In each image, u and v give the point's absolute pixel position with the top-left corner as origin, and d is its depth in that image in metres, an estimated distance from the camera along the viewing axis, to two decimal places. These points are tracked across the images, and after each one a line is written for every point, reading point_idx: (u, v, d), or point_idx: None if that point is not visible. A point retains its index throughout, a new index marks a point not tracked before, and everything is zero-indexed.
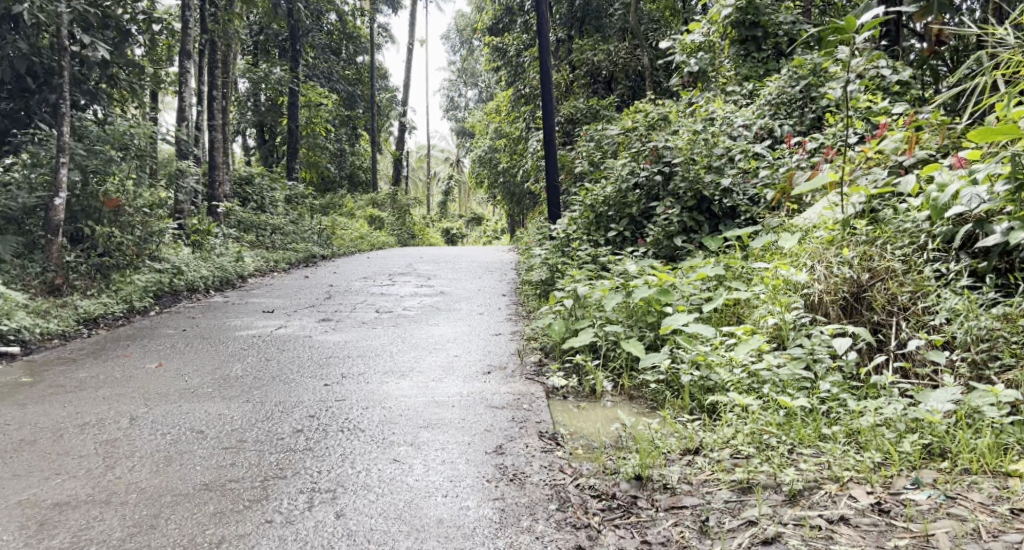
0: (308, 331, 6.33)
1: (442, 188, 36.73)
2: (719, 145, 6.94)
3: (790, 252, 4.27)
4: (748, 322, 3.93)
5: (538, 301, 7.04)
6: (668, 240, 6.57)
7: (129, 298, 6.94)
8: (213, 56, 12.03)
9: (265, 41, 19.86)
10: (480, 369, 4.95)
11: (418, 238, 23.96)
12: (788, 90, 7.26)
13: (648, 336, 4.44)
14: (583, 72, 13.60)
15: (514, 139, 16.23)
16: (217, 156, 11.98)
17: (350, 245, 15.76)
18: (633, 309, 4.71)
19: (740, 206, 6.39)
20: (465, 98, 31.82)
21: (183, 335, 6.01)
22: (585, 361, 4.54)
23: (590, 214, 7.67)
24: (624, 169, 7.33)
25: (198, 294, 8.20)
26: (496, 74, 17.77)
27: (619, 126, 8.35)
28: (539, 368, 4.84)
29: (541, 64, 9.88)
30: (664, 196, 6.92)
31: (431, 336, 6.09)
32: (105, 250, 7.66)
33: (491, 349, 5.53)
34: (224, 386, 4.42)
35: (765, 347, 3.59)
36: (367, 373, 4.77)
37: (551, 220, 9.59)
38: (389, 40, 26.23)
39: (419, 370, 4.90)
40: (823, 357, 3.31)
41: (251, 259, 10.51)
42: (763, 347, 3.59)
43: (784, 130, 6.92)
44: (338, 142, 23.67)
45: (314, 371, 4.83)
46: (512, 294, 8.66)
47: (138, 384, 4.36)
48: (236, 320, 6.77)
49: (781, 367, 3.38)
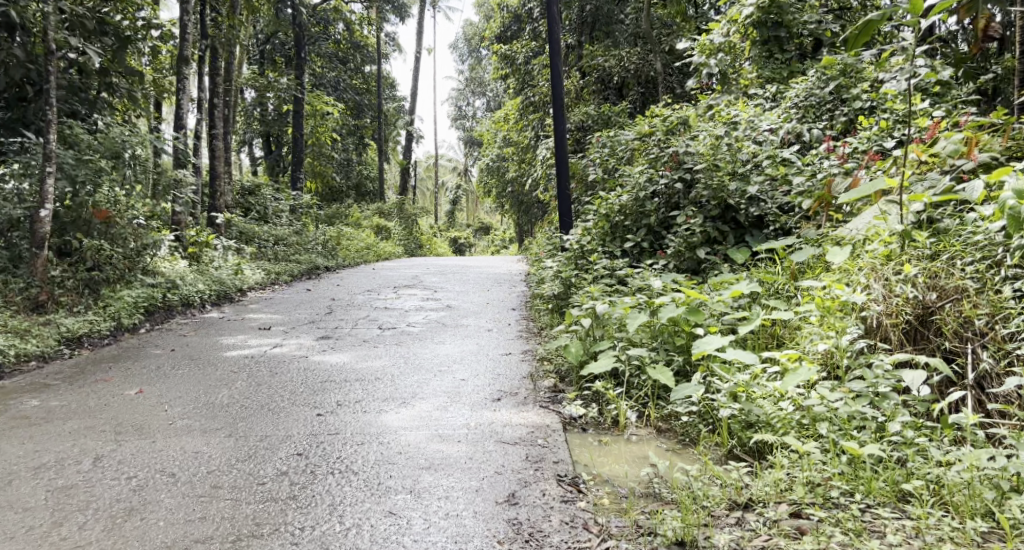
0: (305, 351, 5.90)
1: (450, 197, 36.48)
2: (743, 151, 6.50)
3: (838, 268, 3.84)
4: (792, 348, 3.52)
5: (551, 318, 6.61)
6: (691, 252, 6.14)
7: (117, 315, 6.55)
8: (215, 64, 11.67)
9: (271, 50, 19.58)
10: (490, 395, 4.50)
11: (425, 248, 23.62)
12: (817, 91, 6.84)
13: (676, 361, 4.03)
14: (594, 78, 13.18)
15: (523, 148, 15.83)
16: (218, 166, 11.66)
17: (355, 256, 15.40)
18: (659, 330, 4.29)
19: (768, 215, 5.95)
20: (472, 107, 31.58)
21: (171, 356, 5.60)
22: (606, 389, 4.11)
23: (605, 223, 7.22)
24: (642, 176, 6.94)
25: (193, 309, 7.83)
26: (505, 82, 17.43)
27: (635, 131, 8.01)
28: (554, 395, 4.41)
29: (554, 68, 9.52)
30: (686, 205, 6.50)
31: (436, 356, 5.66)
32: (95, 264, 7.28)
33: (502, 371, 5.11)
34: (208, 416, 4.01)
35: (816, 378, 3.19)
36: (365, 401, 4.34)
37: (563, 231, 9.15)
38: (396, 50, 25.98)
39: (422, 397, 4.46)
40: (889, 393, 2.92)
41: (252, 272, 10.14)
42: (814, 379, 3.19)
43: (814, 133, 6.44)
44: (345, 152, 23.39)
45: (307, 398, 4.40)
46: (523, 308, 8.24)
47: (111, 415, 3.94)
48: (229, 338, 6.35)
49: (838, 404, 3.00)
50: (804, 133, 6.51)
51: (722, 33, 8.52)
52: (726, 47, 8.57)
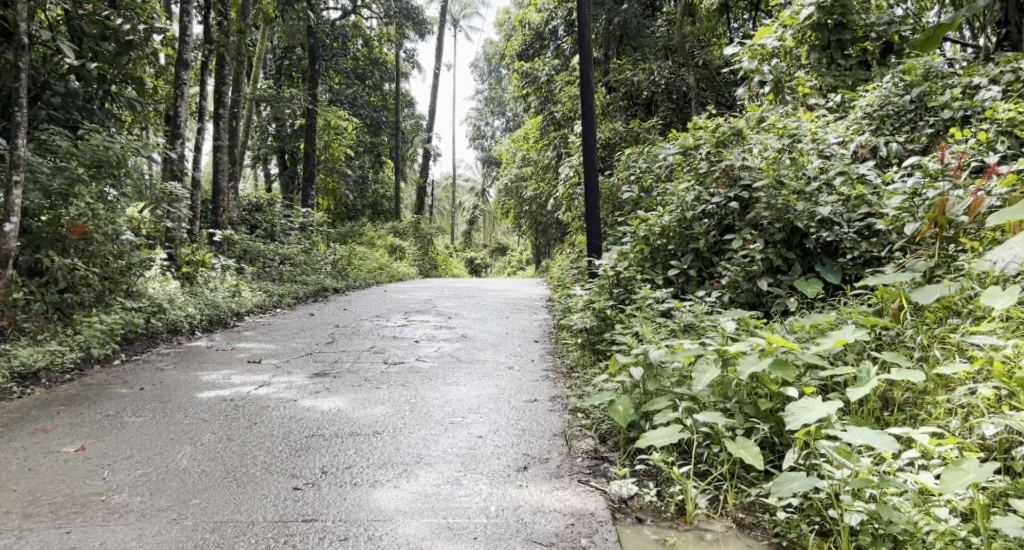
0: (295, 392, 5.00)
1: (466, 217, 35.65)
2: (809, 167, 5.67)
3: (997, 319, 3.13)
4: (949, 431, 2.76)
5: (582, 356, 5.71)
6: (750, 282, 5.34)
7: (85, 344, 5.72)
8: (221, 72, 10.89)
9: (289, 65, 18.86)
10: (512, 462, 3.59)
11: (440, 269, 22.82)
12: (895, 99, 5.92)
13: (761, 432, 3.14)
14: (621, 94, 12.24)
15: (543, 168, 14.93)
16: (222, 180, 11.01)
17: (366, 277, 14.61)
18: (734, 387, 3.41)
19: (844, 242, 5.12)
20: (491, 127, 30.86)
21: (135, 396, 4.76)
22: (667, 465, 3.20)
23: (644, 247, 6.31)
24: (688, 194, 6.13)
25: (180, 337, 7.06)
26: (525, 100, 16.67)
27: (677, 144, 7.14)
28: (595, 465, 3.53)
29: (585, 76, 8.66)
30: (742, 227, 5.70)
31: (449, 403, 4.73)
32: (69, 284, 6.46)
33: (528, 424, 4.25)
34: (155, 485, 3.15)
35: (1002, 486, 2.48)
36: (356, 467, 3.46)
37: (593, 254, 8.26)
38: (414, 67, 25.36)
39: (429, 462, 3.56)
40: None
41: (252, 295, 9.36)
42: (1000, 487, 2.48)
43: (893, 147, 5.59)
44: (360, 169, 22.65)
45: (285, 461, 3.52)
46: (547, 340, 7.39)
47: (30, 482, 3.12)
48: (208, 373, 5.50)
49: None
50: (881, 148, 5.65)
51: (777, 36, 7.66)
52: (780, 52, 7.72)
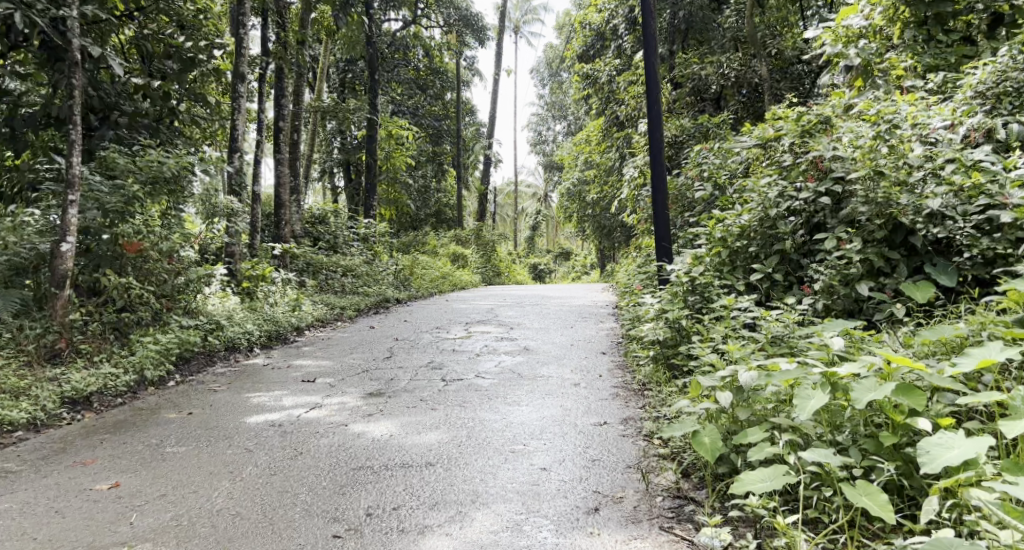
0: (347, 415, 4.69)
1: (530, 223, 35.29)
2: (912, 154, 4.99)
3: None
4: None
5: (655, 372, 5.19)
6: (847, 288, 4.73)
7: (139, 365, 5.60)
8: (280, 86, 10.85)
9: (352, 79, 18.88)
10: (581, 503, 3.14)
11: (504, 276, 22.51)
12: (1014, 74, 5.16)
13: (886, 473, 2.58)
14: (688, 89, 11.55)
15: (605, 171, 14.38)
16: (283, 194, 11.01)
17: (429, 287, 14.43)
18: (847, 417, 2.85)
19: (960, 238, 4.47)
20: (553, 132, 30.45)
21: (182, 422, 4.55)
22: (770, 513, 2.69)
23: (721, 250, 5.74)
24: (771, 190, 5.54)
25: (238, 354, 6.92)
26: (587, 102, 16.16)
27: (755, 136, 6.57)
28: (679, 507, 3.06)
29: (650, 69, 8.10)
30: (834, 226, 5.10)
31: (510, 427, 4.31)
32: (126, 304, 6.39)
33: (601, 452, 3.78)
34: (184, 533, 2.88)
35: None
36: (404, 508, 3.12)
37: (662, 259, 7.68)
38: (474, 74, 25.17)
39: (485, 501, 3.18)
40: None
41: (312, 308, 9.24)
42: None
43: (1014, 128, 4.87)
44: (422, 179, 22.57)
45: (327, 500, 3.19)
46: (616, 351, 6.90)
47: (56, 530, 2.92)
48: (259, 395, 5.26)
49: None
50: (999, 130, 4.93)
51: (864, 15, 6.88)
52: (868, 33, 6.91)
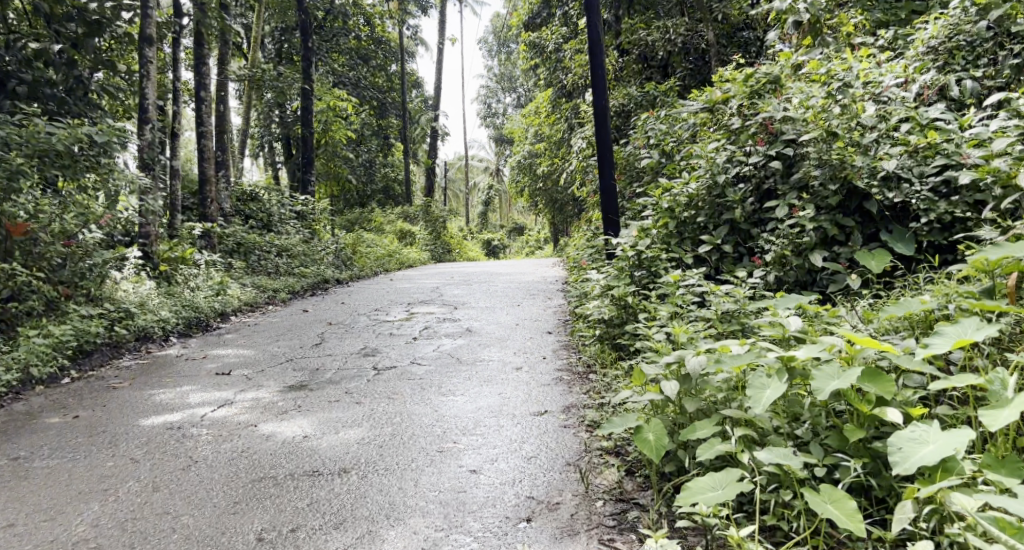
0: (258, 413, 4.17)
1: (482, 198, 34.63)
2: (865, 115, 4.70)
3: None
4: None
5: (601, 352, 4.83)
6: (800, 259, 4.43)
7: (24, 362, 4.97)
8: (200, 52, 9.96)
9: (288, 49, 17.82)
10: (511, 513, 2.75)
11: (455, 253, 21.95)
12: (968, 28, 4.89)
13: (852, 472, 2.26)
14: (635, 56, 11.10)
15: (555, 143, 13.89)
16: (208, 170, 10.22)
17: (373, 266, 13.80)
18: (807, 408, 2.51)
19: (916, 202, 4.19)
20: (503, 104, 29.74)
21: (63, 428, 3.97)
22: (722, 522, 2.33)
23: (668, 220, 5.37)
24: (719, 155, 5.21)
25: (150, 344, 6.31)
26: (534, 71, 15.61)
27: (701, 99, 6.22)
28: (621, 514, 2.70)
29: (593, 31, 7.64)
30: (786, 192, 4.79)
31: (441, 421, 3.87)
32: (13, 293, 5.69)
33: (540, 448, 3.38)
34: None
35: None
36: (303, 529, 2.69)
37: (608, 231, 7.30)
38: (419, 44, 24.19)
39: (400, 516, 2.75)
40: None
41: (241, 291, 8.61)
42: None
43: (967, 84, 4.62)
44: (367, 154, 21.67)
45: (212, 524, 2.75)
46: (563, 330, 6.53)
47: None
48: (161, 394, 4.68)
49: None
50: (953, 87, 4.68)
51: None
52: None
